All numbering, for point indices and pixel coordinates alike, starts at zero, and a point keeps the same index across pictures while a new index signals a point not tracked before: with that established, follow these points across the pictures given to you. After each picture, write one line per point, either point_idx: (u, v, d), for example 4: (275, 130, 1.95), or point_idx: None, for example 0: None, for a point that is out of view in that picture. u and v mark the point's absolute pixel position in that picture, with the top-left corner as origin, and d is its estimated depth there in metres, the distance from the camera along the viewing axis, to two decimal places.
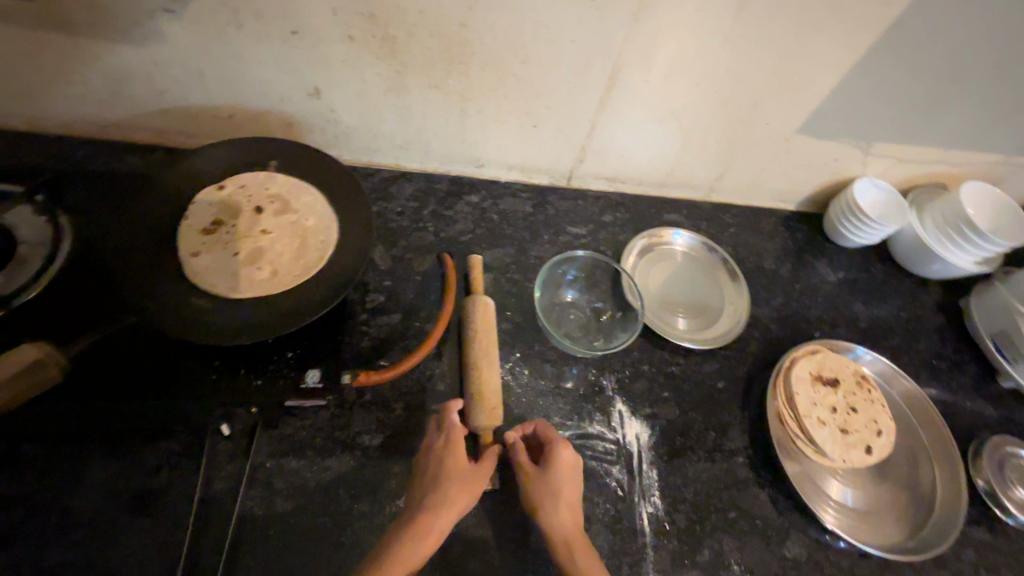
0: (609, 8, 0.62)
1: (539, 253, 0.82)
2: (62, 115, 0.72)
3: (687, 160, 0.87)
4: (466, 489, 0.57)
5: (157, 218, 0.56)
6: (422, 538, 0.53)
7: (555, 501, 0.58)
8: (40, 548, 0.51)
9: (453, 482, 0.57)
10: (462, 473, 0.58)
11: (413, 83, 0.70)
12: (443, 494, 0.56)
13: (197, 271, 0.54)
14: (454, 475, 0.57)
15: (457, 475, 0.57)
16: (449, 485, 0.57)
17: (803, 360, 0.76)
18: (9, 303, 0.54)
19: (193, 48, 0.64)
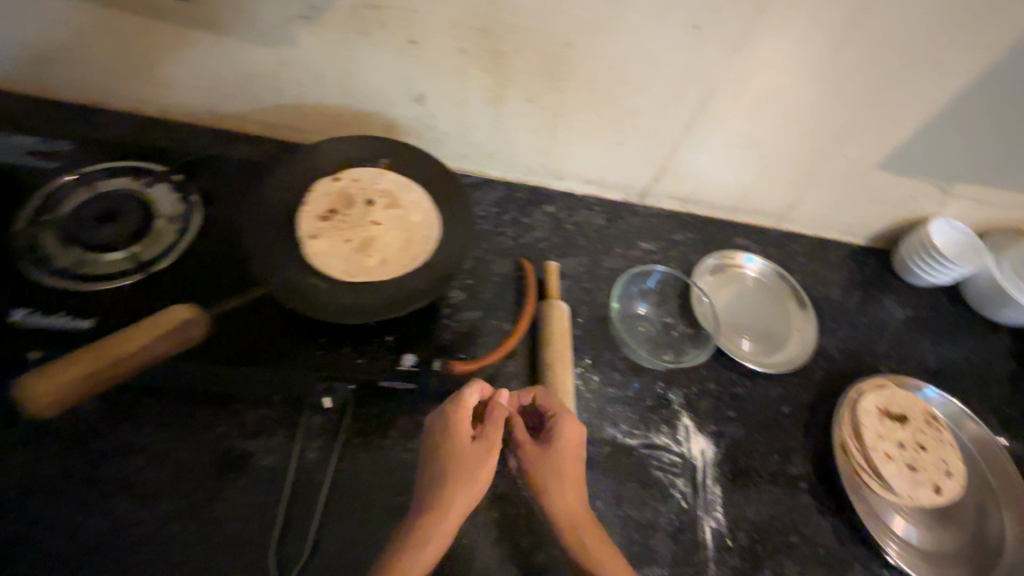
0: (709, 38, 0.65)
1: (611, 265, 0.85)
2: (192, 103, 0.80)
3: (762, 187, 0.88)
4: (474, 474, 0.56)
5: (282, 203, 0.62)
6: (435, 531, 0.53)
7: (560, 481, 0.58)
8: (159, 493, 0.57)
9: (458, 468, 0.56)
10: (468, 457, 0.57)
11: (511, 96, 0.74)
12: (451, 483, 0.55)
13: (316, 252, 0.59)
14: (458, 460, 0.56)
15: (462, 461, 0.56)
16: (458, 472, 0.56)
17: (870, 394, 0.76)
18: (148, 268, 0.60)
19: (319, 52, 0.70)
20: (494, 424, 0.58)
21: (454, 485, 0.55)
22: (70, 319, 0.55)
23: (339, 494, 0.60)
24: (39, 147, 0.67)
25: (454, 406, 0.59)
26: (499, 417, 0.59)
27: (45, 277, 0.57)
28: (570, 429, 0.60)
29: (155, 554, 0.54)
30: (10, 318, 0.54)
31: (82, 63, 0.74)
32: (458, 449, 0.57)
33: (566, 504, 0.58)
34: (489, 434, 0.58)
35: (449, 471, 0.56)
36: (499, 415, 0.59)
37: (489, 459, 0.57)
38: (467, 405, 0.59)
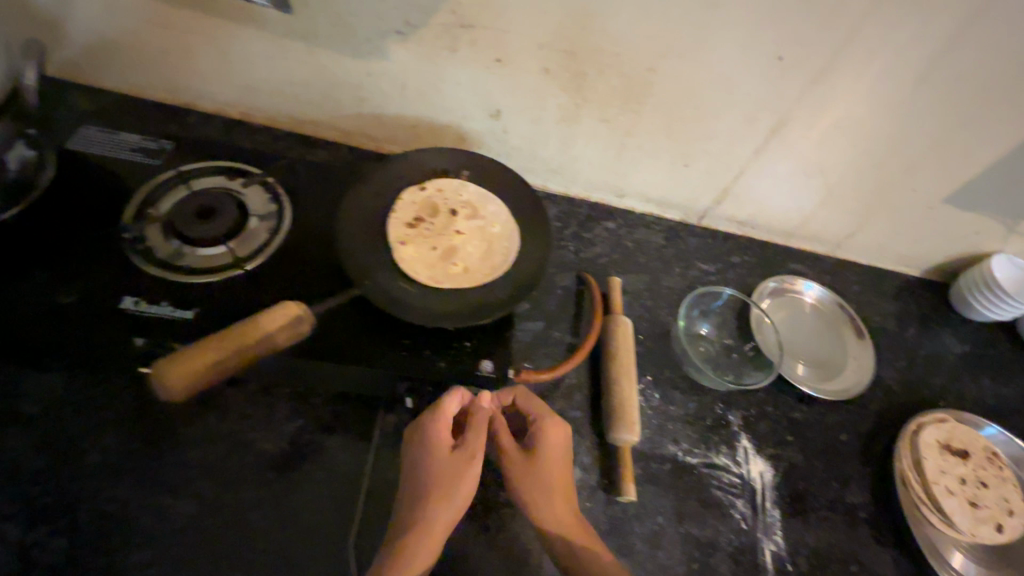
0: (790, 69, 0.66)
1: (670, 284, 0.86)
2: (275, 109, 0.83)
3: (822, 215, 0.89)
4: (457, 484, 0.57)
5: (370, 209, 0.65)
6: (420, 542, 0.54)
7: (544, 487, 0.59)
8: (243, 480, 0.59)
9: (441, 480, 0.56)
10: (450, 467, 0.57)
11: (586, 115, 0.76)
12: (435, 494, 0.56)
13: (404, 258, 0.62)
14: (439, 470, 0.57)
15: (444, 471, 0.57)
16: (442, 483, 0.56)
17: (931, 427, 0.76)
18: (243, 263, 0.63)
19: (407, 65, 0.73)
20: (474, 434, 0.58)
21: (437, 498, 0.56)
22: (171, 309, 0.59)
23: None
24: (143, 146, 0.72)
25: (433, 415, 0.58)
26: (479, 427, 0.58)
27: (150, 270, 0.61)
28: (552, 431, 0.61)
29: (239, 540, 0.56)
30: (124, 305, 0.58)
31: (181, 66, 0.78)
32: (440, 459, 0.57)
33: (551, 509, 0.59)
34: (471, 445, 0.58)
35: (431, 483, 0.56)
36: (479, 425, 0.59)
37: (471, 468, 0.58)
38: (447, 413, 0.58)
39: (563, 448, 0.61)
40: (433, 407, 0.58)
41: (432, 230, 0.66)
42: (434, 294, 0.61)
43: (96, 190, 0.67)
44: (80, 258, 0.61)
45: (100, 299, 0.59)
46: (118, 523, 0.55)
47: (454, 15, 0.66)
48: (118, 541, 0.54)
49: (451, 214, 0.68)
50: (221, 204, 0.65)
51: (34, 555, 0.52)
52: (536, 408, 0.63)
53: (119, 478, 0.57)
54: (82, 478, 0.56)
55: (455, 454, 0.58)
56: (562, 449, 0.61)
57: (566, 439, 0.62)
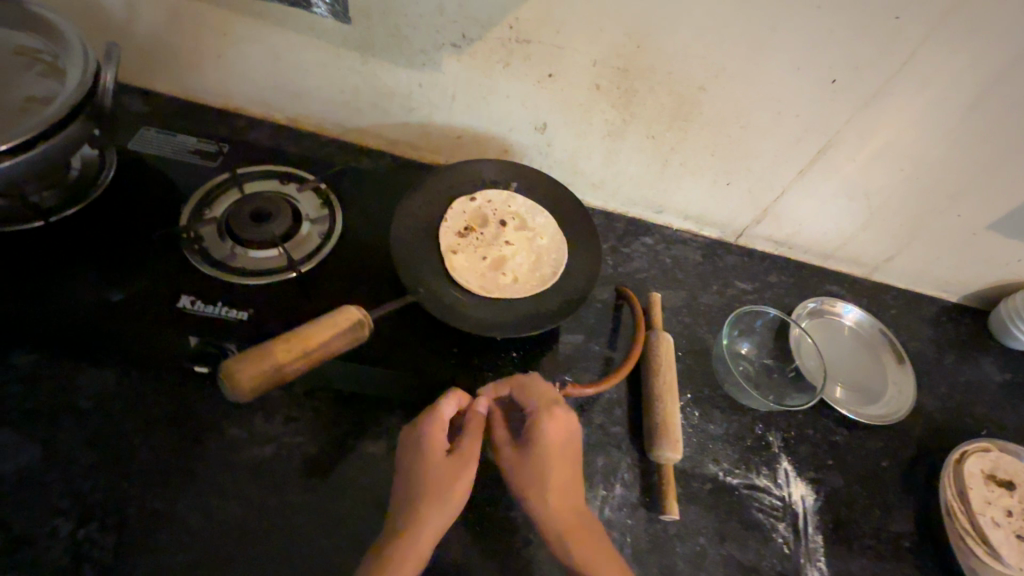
0: (843, 93, 0.67)
1: (708, 301, 0.86)
2: (321, 116, 0.85)
3: (863, 238, 0.88)
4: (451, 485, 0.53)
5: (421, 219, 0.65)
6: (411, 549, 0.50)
7: (541, 486, 0.55)
8: (289, 484, 0.59)
9: (433, 482, 0.53)
10: (444, 469, 0.54)
11: (632, 132, 0.77)
12: (427, 498, 0.52)
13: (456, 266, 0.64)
14: (433, 472, 0.54)
15: (438, 474, 0.54)
16: (435, 486, 0.53)
17: (974, 456, 0.74)
18: (296, 265, 0.63)
19: (458, 78, 0.74)
20: (469, 434, 0.56)
21: (429, 502, 0.52)
22: (226, 309, 0.60)
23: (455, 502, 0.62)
24: (199, 148, 0.74)
25: (427, 416, 0.56)
26: (474, 429, 0.56)
27: (208, 270, 0.62)
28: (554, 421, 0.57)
29: (286, 543, 0.56)
30: (180, 305, 0.59)
31: (236, 73, 0.79)
32: (434, 461, 0.54)
33: (553, 510, 0.54)
34: (466, 446, 0.56)
35: (423, 487, 0.53)
36: (475, 426, 0.56)
37: (466, 469, 0.55)
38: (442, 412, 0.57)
39: (564, 443, 0.57)
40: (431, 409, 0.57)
41: (481, 241, 0.68)
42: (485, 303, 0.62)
43: (155, 191, 0.68)
44: (139, 258, 0.63)
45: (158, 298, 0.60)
46: (169, 522, 0.55)
47: (511, 30, 0.67)
48: (169, 540, 0.54)
49: (500, 225, 0.70)
50: (276, 207, 0.66)
51: (87, 550, 0.52)
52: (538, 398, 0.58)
53: (170, 477, 0.57)
54: (133, 475, 0.56)
55: (451, 456, 0.55)
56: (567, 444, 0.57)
57: (570, 432, 0.57)
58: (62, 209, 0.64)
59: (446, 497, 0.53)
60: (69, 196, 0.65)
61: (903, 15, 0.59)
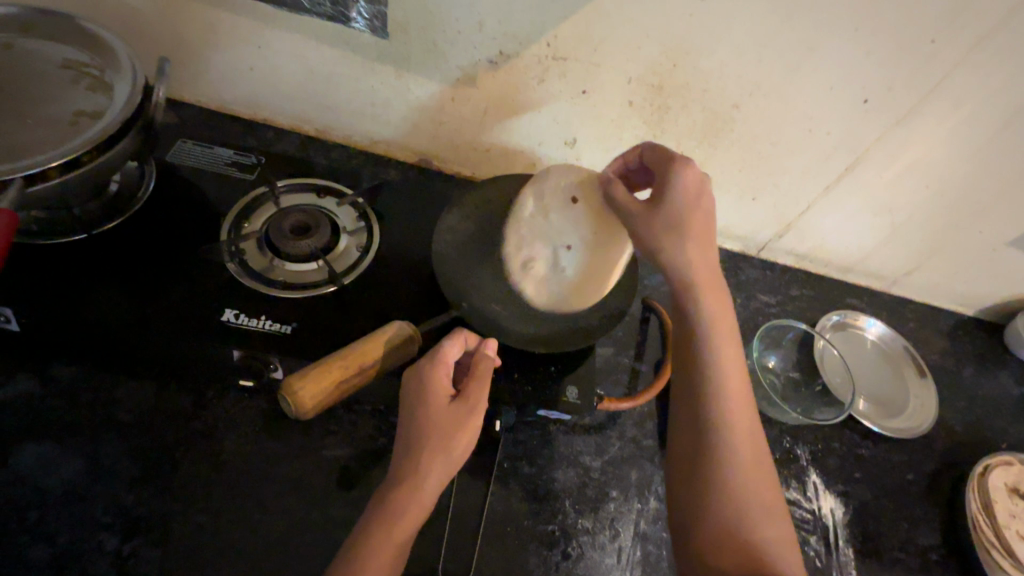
0: (874, 112, 0.69)
1: (733, 315, 0.87)
2: (350, 128, 0.85)
3: (883, 252, 0.89)
4: (449, 433, 0.51)
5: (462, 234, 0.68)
6: (408, 505, 0.49)
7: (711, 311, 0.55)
8: (330, 497, 0.59)
9: (435, 435, 0.51)
10: (445, 417, 0.52)
11: (663, 146, 0.78)
12: (432, 445, 0.51)
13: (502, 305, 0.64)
14: (435, 419, 0.52)
15: (439, 424, 0.51)
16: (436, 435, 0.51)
17: (998, 469, 0.75)
18: (338, 279, 0.64)
19: (492, 93, 0.75)
20: (475, 379, 0.54)
21: (430, 452, 0.50)
22: (269, 323, 0.60)
23: (492, 515, 0.62)
24: (234, 160, 0.74)
25: (435, 356, 0.54)
26: (480, 373, 0.54)
27: (250, 282, 0.62)
28: (701, 225, 0.56)
29: (329, 556, 0.56)
30: (224, 318, 0.59)
31: (269, 85, 0.80)
32: (437, 404, 0.52)
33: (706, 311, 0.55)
34: (470, 396, 0.53)
35: (422, 441, 0.51)
36: (484, 368, 0.54)
37: (473, 415, 0.53)
38: (448, 354, 0.54)
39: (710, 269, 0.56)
40: (433, 352, 0.55)
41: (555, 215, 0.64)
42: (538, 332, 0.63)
43: (192, 205, 0.68)
44: (177, 271, 0.63)
45: (201, 312, 0.60)
46: (214, 536, 0.55)
47: (549, 48, 0.68)
48: (213, 555, 0.54)
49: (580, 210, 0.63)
50: (316, 220, 0.67)
51: (133, 565, 0.52)
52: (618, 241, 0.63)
53: (212, 491, 0.57)
54: (177, 489, 0.57)
55: (453, 404, 0.53)
56: (705, 233, 0.56)
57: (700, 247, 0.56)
58: (104, 222, 0.64)
59: (445, 445, 0.51)
60: (109, 209, 0.65)
61: (938, 38, 0.60)
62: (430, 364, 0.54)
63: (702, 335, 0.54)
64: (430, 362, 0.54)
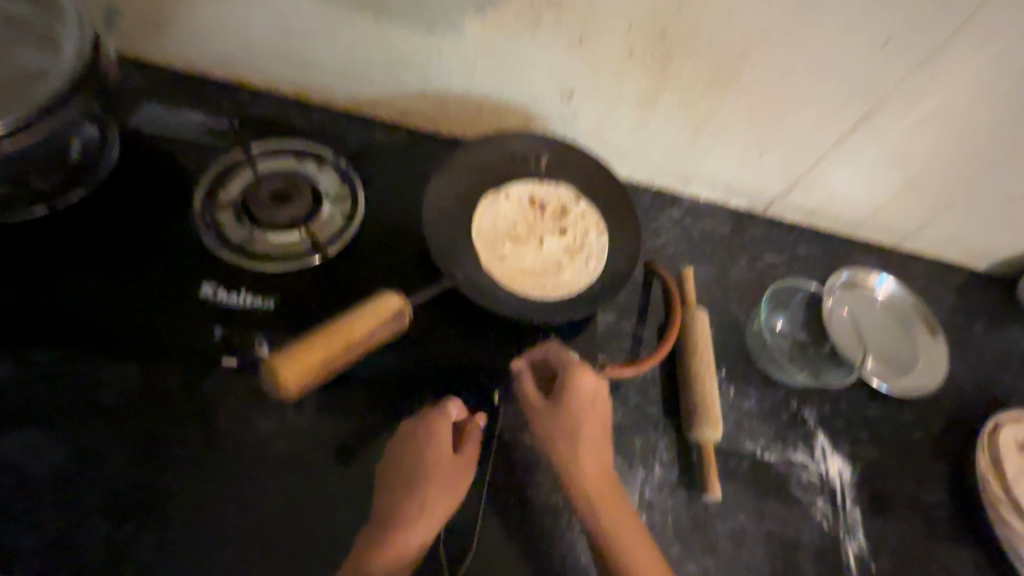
0: (896, 56, 0.63)
1: (739, 276, 0.84)
2: (330, 88, 0.79)
3: (896, 207, 0.85)
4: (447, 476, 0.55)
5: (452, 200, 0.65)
6: (413, 541, 0.51)
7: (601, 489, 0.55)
8: (325, 475, 0.58)
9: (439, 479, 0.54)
10: (444, 463, 0.55)
11: (665, 99, 0.72)
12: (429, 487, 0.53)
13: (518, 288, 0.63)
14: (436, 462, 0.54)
15: (440, 469, 0.54)
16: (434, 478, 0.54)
17: (1009, 425, 0.73)
18: (323, 250, 0.61)
19: (482, 45, 0.69)
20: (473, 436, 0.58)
21: (434, 500, 0.53)
22: (251, 297, 0.58)
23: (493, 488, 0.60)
24: (205, 124, 0.68)
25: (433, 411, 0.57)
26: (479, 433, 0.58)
27: (231, 258, 0.59)
28: (584, 414, 0.56)
29: (328, 535, 0.55)
30: (202, 294, 0.58)
31: (238, 41, 0.73)
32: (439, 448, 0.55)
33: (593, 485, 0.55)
34: (469, 450, 0.57)
35: (429, 487, 0.53)
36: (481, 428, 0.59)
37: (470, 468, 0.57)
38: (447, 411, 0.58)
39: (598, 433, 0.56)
40: (437, 411, 0.56)
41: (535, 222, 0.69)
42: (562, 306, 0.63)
43: (162, 174, 0.63)
44: (152, 247, 0.60)
45: None
46: (206, 520, 0.53)
47: None
48: (207, 538, 0.52)
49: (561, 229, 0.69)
50: (295, 187, 0.62)
51: (123, 552, 0.51)
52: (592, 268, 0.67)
53: (200, 474, 0.55)
54: (164, 473, 0.54)
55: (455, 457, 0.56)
56: (602, 431, 0.57)
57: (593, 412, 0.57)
58: (68, 192, 0.60)
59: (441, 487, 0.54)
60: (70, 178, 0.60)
61: None
62: (431, 425, 0.56)
63: (608, 526, 0.54)
64: (435, 420, 0.56)
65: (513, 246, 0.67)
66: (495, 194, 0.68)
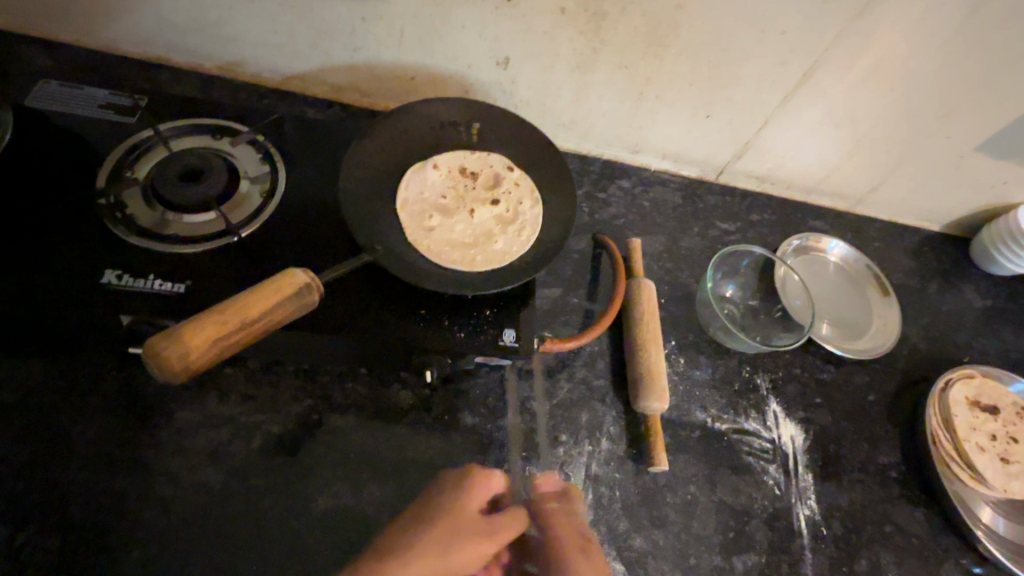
0: (833, 4, 0.61)
1: (690, 245, 0.82)
2: (254, 63, 0.75)
3: (846, 168, 0.84)
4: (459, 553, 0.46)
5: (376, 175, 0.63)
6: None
7: None
8: (250, 466, 0.55)
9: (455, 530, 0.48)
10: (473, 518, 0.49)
11: (603, 62, 0.70)
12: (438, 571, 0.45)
13: (450, 257, 0.63)
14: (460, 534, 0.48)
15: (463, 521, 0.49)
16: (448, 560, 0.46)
17: (959, 384, 0.73)
18: (239, 229, 0.57)
19: (406, 8, 0.65)
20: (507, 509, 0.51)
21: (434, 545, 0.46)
22: (160, 282, 0.53)
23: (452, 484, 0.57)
24: (113, 101, 0.64)
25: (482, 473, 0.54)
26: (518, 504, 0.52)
27: (142, 242, 0.55)
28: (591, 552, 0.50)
29: (251, 530, 0.52)
30: (105, 280, 0.52)
31: (147, 12, 0.68)
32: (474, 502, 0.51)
33: None
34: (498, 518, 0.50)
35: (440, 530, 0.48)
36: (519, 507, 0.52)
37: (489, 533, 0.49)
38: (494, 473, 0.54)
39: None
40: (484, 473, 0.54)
41: (465, 193, 0.70)
42: (497, 274, 0.62)
43: (64, 154, 0.59)
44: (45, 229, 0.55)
45: (79, 275, 0.53)
46: (118, 519, 0.50)
47: None
48: (120, 538, 0.49)
49: (492, 201, 0.70)
50: (208, 164, 0.59)
51: (27, 556, 0.47)
52: (527, 239, 0.66)
53: (114, 470, 0.52)
54: (74, 472, 0.51)
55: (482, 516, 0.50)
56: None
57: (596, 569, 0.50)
58: None
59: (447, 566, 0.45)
60: None
61: None
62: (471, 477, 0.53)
63: None
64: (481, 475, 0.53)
65: (442, 216, 0.67)
66: (424, 164, 0.68)
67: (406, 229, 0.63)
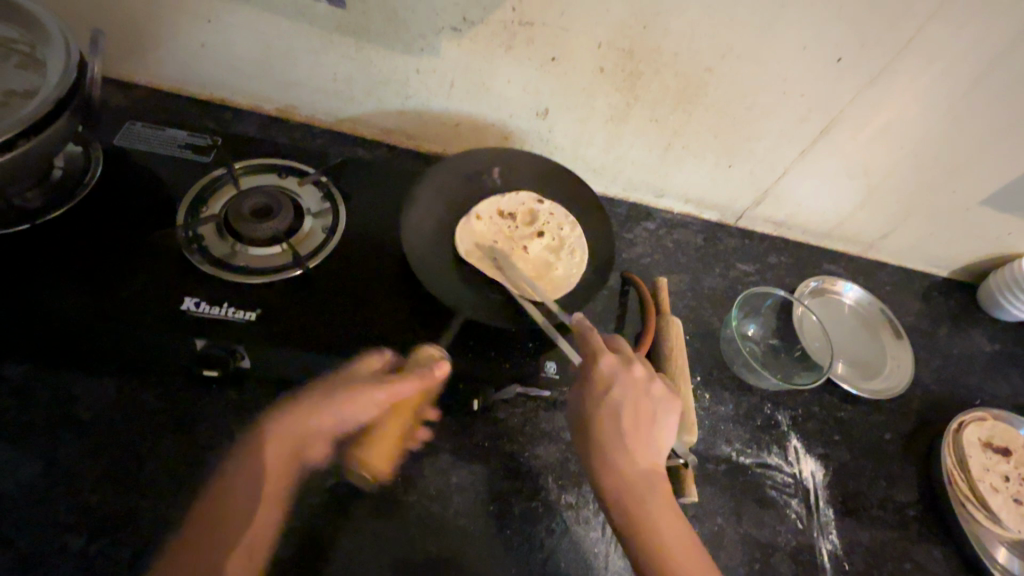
0: (849, 72, 0.68)
1: (712, 284, 0.87)
2: (312, 107, 0.81)
3: (859, 216, 0.89)
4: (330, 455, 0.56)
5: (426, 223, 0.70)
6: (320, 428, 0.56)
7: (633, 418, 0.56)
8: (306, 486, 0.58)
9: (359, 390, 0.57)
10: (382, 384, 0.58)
11: (636, 115, 0.76)
12: (311, 426, 0.54)
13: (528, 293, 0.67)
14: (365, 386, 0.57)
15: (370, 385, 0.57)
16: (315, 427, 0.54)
17: (972, 425, 0.75)
18: (307, 262, 0.63)
19: (458, 63, 0.72)
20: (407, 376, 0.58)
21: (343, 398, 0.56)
22: (233, 310, 0.58)
23: (501, 506, 0.61)
24: (189, 142, 0.70)
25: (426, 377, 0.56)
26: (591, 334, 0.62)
27: (209, 270, 0.59)
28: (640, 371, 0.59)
29: (306, 548, 0.55)
30: (183, 308, 0.57)
31: (220, 61, 0.74)
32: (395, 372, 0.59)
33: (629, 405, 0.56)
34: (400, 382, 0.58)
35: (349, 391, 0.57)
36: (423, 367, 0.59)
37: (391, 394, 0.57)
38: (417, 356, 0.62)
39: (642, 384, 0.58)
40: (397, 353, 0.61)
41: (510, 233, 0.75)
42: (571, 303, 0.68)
43: (144, 190, 0.65)
44: (126, 258, 0.59)
45: (157, 302, 0.57)
46: None
47: (514, 12, 0.65)
48: None
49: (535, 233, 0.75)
50: (276, 202, 0.64)
51: (96, 565, 0.50)
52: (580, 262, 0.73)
53: (180, 486, 0.55)
54: (141, 486, 0.54)
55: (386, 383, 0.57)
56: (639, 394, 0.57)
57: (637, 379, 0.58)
58: (49, 209, 0.61)
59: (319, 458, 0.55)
60: (52, 196, 0.62)
61: None
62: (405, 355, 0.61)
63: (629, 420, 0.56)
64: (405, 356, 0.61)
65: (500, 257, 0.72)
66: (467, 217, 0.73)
67: (472, 275, 0.68)
